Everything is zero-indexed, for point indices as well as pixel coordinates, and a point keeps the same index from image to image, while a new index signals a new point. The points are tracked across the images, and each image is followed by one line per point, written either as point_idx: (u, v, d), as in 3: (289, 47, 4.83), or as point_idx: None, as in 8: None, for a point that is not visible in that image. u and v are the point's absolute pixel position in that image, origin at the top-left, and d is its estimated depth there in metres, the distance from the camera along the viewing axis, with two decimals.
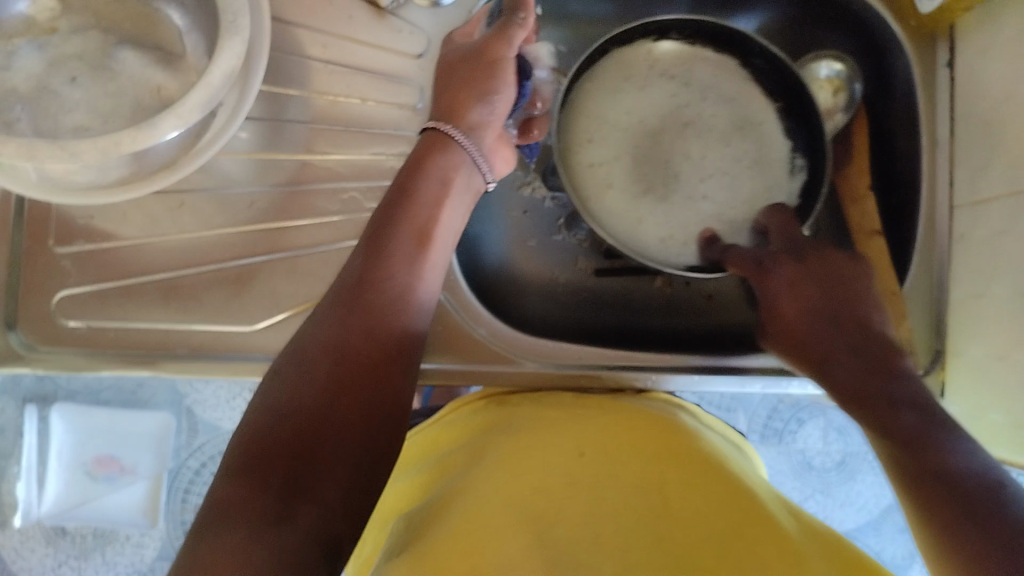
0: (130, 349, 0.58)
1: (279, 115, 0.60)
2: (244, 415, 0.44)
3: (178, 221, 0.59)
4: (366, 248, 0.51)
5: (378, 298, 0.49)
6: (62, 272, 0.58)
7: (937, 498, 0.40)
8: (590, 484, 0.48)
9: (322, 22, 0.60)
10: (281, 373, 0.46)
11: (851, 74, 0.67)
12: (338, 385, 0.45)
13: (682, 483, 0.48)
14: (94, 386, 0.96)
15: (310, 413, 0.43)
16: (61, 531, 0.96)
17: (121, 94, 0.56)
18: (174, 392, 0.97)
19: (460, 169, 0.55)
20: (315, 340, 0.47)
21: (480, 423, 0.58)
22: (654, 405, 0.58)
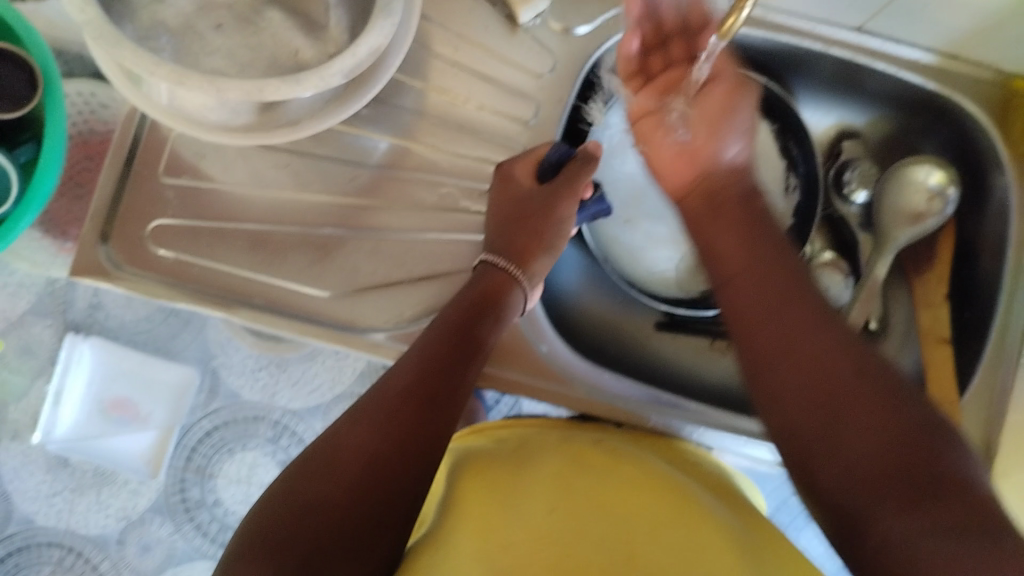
0: (209, 289, 0.60)
1: (397, 101, 0.63)
2: (252, 518, 0.45)
3: (280, 179, 0.62)
4: (404, 364, 0.52)
5: (402, 416, 0.49)
6: (163, 202, 0.61)
7: (889, 413, 0.41)
8: (556, 539, 0.47)
9: (456, 25, 0.63)
10: (305, 473, 0.46)
11: (950, 183, 0.66)
12: (361, 481, 0.46)
13: (650, 539, 0.48)
14: (129, 325, 0.89)
15: (331, 509, 0.44)
16: (63, 462, 0.88)
17: (259, 49, 0.59)
18: (205, 349, 0.89)
19: (507, 303, 0.57)
20: (347, 445, 0.47)
21: (457, 471, 0.57)
22: (649, 455, 0.58)
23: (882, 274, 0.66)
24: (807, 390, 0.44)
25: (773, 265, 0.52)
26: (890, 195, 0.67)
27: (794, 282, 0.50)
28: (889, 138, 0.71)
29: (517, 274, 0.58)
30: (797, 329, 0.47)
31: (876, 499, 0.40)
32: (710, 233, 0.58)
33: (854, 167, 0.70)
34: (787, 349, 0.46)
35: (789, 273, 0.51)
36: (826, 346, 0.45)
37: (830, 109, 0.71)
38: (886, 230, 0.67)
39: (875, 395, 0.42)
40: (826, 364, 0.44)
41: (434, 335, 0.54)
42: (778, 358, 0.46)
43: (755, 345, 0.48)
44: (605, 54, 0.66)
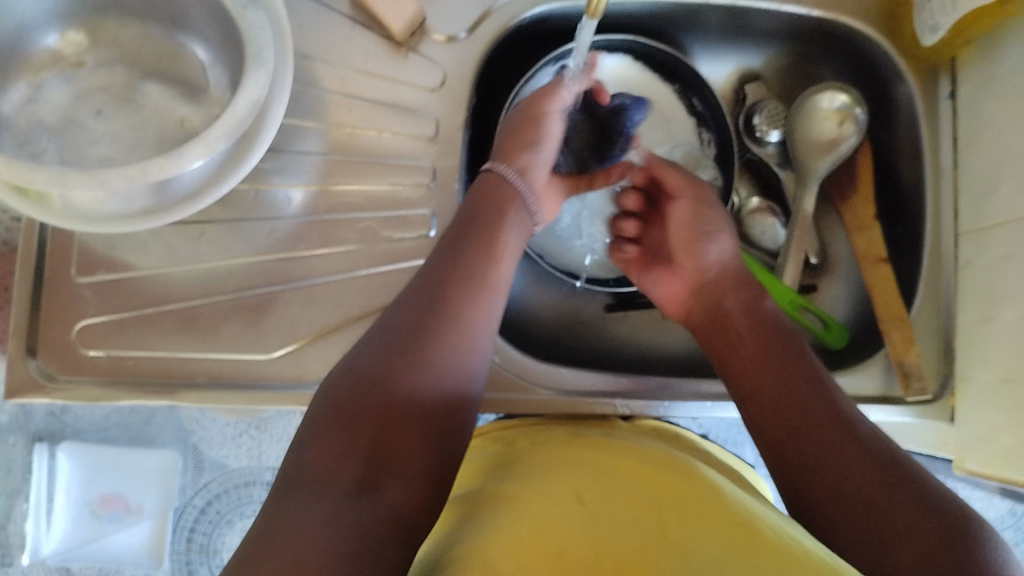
0: (150, 378, 0.59)
1: (296, 147, 0.62)
2: (320, 397, 0.46)
3: (198, 251, 0.60)
4: (437, 255, 0.54)
5: (447, 302, 0.51)
6: (83, 301, 0.59)
7: (913, 508, 0.42)
8: (597, 525, 0.45)
9: (339, 57, 0.62)
10: (362, 353, 0.48)
11: (856, 104, 0.66)
12: (421, 362, 0.48)
13: (680, 508, 0.47)
14: (100, 423, 0.88)
15: (393, 387, 0.46)
16: (65, 571, 0.89)
17: (145, 127, 0.57)
18: (181, 429, 0.89)
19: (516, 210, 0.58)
20: (399, 326, 0.49)
21: (498, 465, 0.56)
22: (645, 444, 0.57)
23: (810, 208, 0.67)
24: (829, 493, 0.45)
25: (789, 364, 0.53)
26: (800, 127, 0.68)
27: (809, 375, 0.52)
28: (789, 70, 0.71)
29: (521, 188, 0.60)
30: (815, 424, 0.48)
31: (894, 562, 0.41)
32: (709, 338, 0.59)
33: (761, 109, 0.70)
34: (798, 442, 0.48)
35: (803, 368, 0.53)
36: (849, 453, 0.46)
37: (726, 58, 0.71)
38: (804, 163, 0.68)
39: (893, 480, 0.44)
40: (845, 456, 0.46)
41: (454, 229, 0.55)
42: (800, 451, 0.48)
43: (777, 433, 0.50)
44: (493, 51, 0.66)
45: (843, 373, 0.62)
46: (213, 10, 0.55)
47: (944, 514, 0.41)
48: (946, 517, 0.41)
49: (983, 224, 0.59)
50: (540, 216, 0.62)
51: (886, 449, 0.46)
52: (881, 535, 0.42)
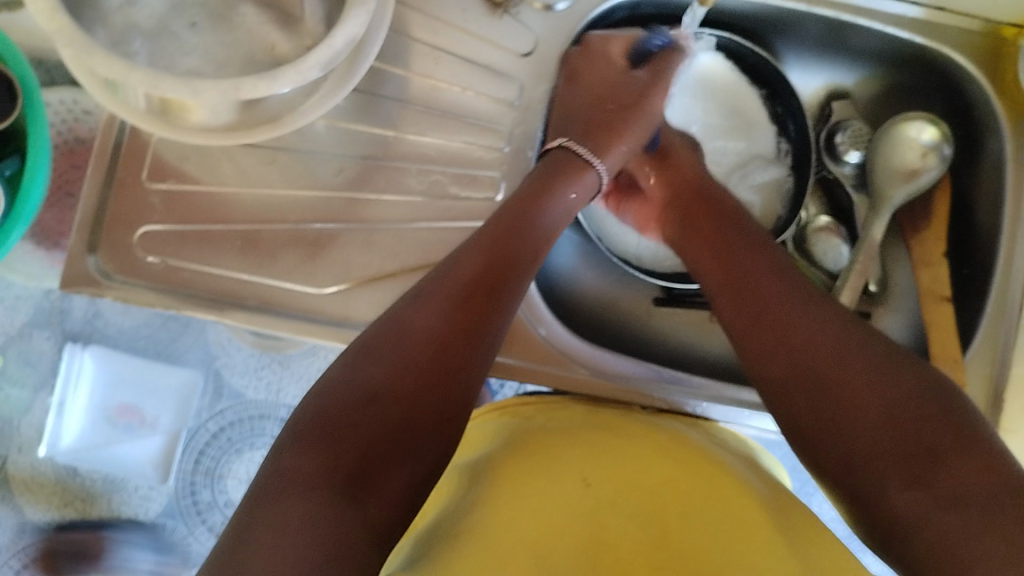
0: (201, 293, 0.59)
1: (379, 90, 0.62)
2: (308, 403, 0.46)
3: (266, 177, 0.61)
4: (461, 254, 0.53)
5: (459, 309, 0.50)
6: (149, 207, 0.60)
7: (887, 382, 0.45)
8: (599, 513, 0.48)
9: (436, 9, 0.62)
10: (360, 355, 0.47)
11: (944, 139, 0.66)
12: (423, 373, 0.47)
13: (682, 499, 0.50)
14: (130, 332, 0.89)
15: (391, 398, 0.45)
16: (73, 472, 0.89)
17: (235, 46, 0.58)
18: (207, 351, 0.90)
19: (563, 200, 0.58)
20: (407, 331, 0.48)
21: (505, 433, 0.58)
22: (657, 424, 0.58)
23: (879, 236, 0.65)
24: (805, 383, 0.47)
25: (777, 282, 0.52)
26: (884, 154, 0.67)
27: (790, 297, 0.51)
28: (879, 95, 0.70)
29: (591, 162, 0.60)
30: (796, 334, 0.49)
31: (887, 480, 0.43)
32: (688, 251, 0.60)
33: (845, 128, 0.69)
34: (780, 364, 0.49)
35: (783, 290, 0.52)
36: (829, 334, 0.48)
37: (817, 71, 0.71)
38: (881, 188, 0.66)
39: (884, 395, 0.44)
40: (840, 370, 0.46)
41: (486, 231, 0.54)
42: (782, 373, 0.49)
43: (761, 357, 0.50)
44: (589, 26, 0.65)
45: None
46: None
47: (940, 420, 0.43)
48: (936, 422, 0.43)
49: None
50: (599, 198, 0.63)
51: (879, 354, 0.46)
52: (880, 450, 0.43)
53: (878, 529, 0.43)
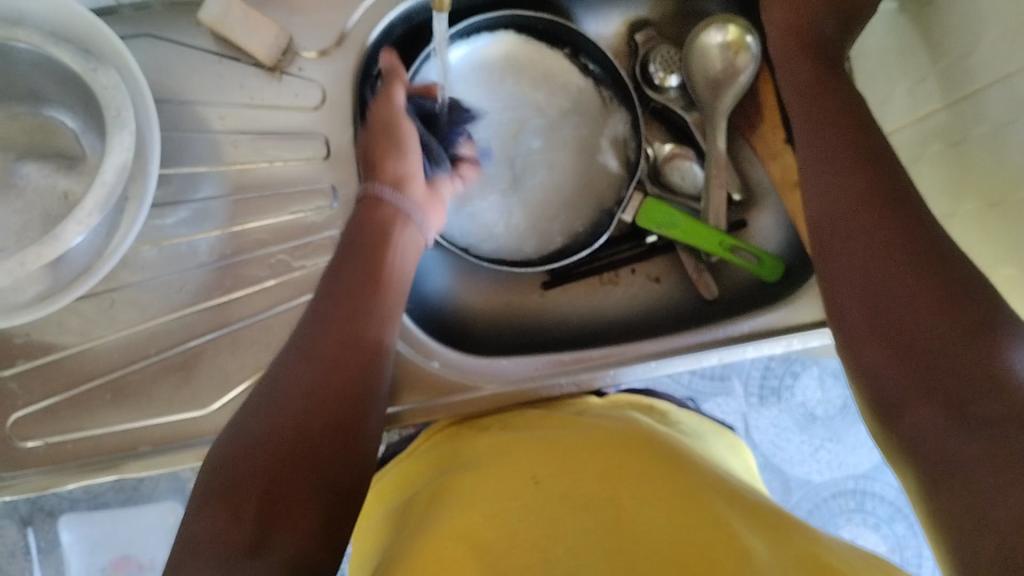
0: (93, 458, 0.58)
1: (191, 194, 0.60)
2: (208, 467, 0.45)
3: (113, 320, 0.59)
4: (319, 300, 0.53)
5: (322, 343, 0.50)
6: (8, 394, 0.58)
7: (929, 313, 0.42)
8: (550, 509, 0.46)
9: (215, 94, 0.60)
10: (245, 416, 0.47)
11: (745, 32, 0.66)
12: (307, 409, 0.47)
13: (628, 470, 0.49)
14: (93, 491, 0.85)
15: (281, 439, 0.45)
16: None
17: (29, 210, 0.56)
18: (176, 479, 0.89)
19: (401, 231, 0.58)
20: (281, 383, 0.48)
21: (456, 455, 0.57)
22: (614, 416, 0.58)
23: (723, 144, 0.66)
24: (858, 285, 0.46)
25: (840, 144, 0.51)
26: (697, 68, 0.67)
27: (888, 190, 0.47)
28: (675, 14, 0.70)
29: (402, 209, 0.59)
30: (866, 201, 0.47)
31: (919, 406, 0.41)
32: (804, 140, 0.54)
33: (654, 58, 0.69)
34: (848, 261, 0.47)
35: (885, 177, 0.48)
36: (885, 242, 0.45)
37: (609, 15, 0.70)
38: (708, 102, 0.67)
39: (926, 310, 0.42)
40: (897, 287, 0.44)
41: (331, 275, 0.54)
42: (860, 272, 0.46)
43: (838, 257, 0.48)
44: (371, 54, 0.63)
45: (779, 305, 0.62)
46: (69, 79, 0.53)
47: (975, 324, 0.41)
48: (969, 345, 0.40)
49: (890, 128, 0.59)
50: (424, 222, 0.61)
51: (942, 263, 0.43)
52: (912, 366, 0.42)
53: (907, 445, 0.42)
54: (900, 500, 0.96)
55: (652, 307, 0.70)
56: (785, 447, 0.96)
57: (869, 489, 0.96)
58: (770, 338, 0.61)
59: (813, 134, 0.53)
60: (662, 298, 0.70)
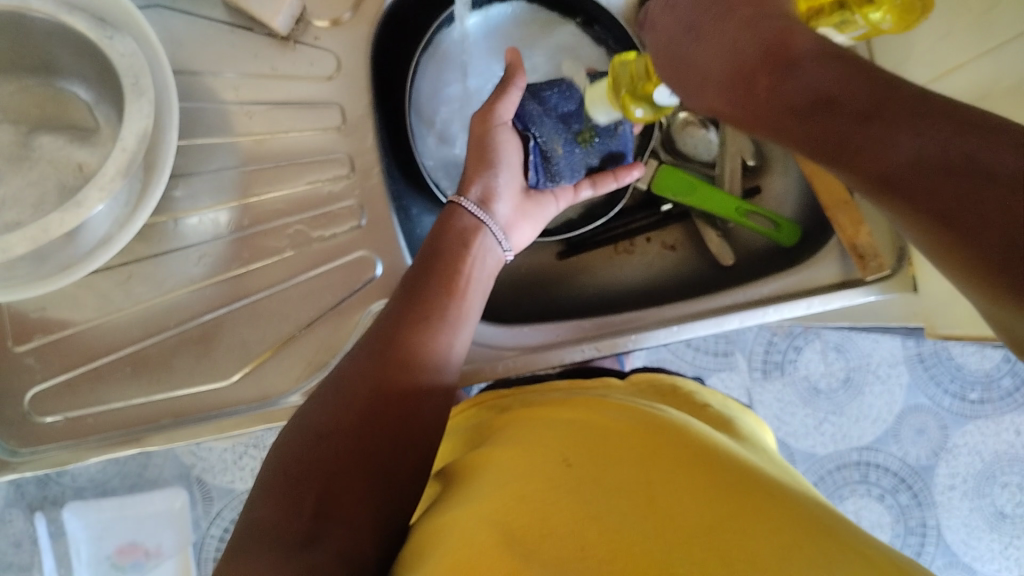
0: (115, 432, 0.58)
1: (207, 165, 0.59)
2: (279, 444, 0.46)
3: (130, 294, 0.58)
4: (401, 294, 0.53)
5: (398, 338, 0.50)
6: (28, 369, 0.57)
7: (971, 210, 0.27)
8: (581, 492, 0.43)
9: (229, 64, 0.60)
10: (315, 401, 0.48)
11: None
12: (372, 405, 0.47)
13: (667, 454, 0.46)
14: (99, 477, 0.86)
15: (344, 433, 0.45)
16: None
17: (44, 182, 0.54)
18: (180, 464, 0.88)
19: (480, 236, 0.57)
20: (350, 374, 0.48)
21: (493, 432, 0.55)
22: (639, 403, 0.56)
23: None
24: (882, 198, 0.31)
25: (752, 44, 0.38)
26: None
27: (833, 89, 0.33)
28: None
29: (485, 218, 0.58)
30: (839, 136, 0.33)
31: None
32: (722, 61, 0.40)
33: None
34: (864, 170, 0.31)
35: (846, 65, 0.34)
36: (878, 122, 0.31)
37: None
38: None
39: (988, 186, 0.27)
40: (923, 185, 0.29)
41: (417, 270, 0.54)
42: (894, 163, 0.30)
43: (840, 161, 0.33)
44: (388, 20, 0.63)
45: (800, 267, 0.62)
46: (83, 49, 0.53)
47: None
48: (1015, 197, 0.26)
49: None
50: (507, 247, 0.60)
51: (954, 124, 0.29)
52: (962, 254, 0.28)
53: None
54: (903, 471, 0.95)
55: (670, 276, 0.70)
56: (789, 421, 0.96)
57: (873, 461, 0.95)
58: (789, 300, 0.60)
59: (734, 64, 0.39)
60: (679, 267, 0.70)
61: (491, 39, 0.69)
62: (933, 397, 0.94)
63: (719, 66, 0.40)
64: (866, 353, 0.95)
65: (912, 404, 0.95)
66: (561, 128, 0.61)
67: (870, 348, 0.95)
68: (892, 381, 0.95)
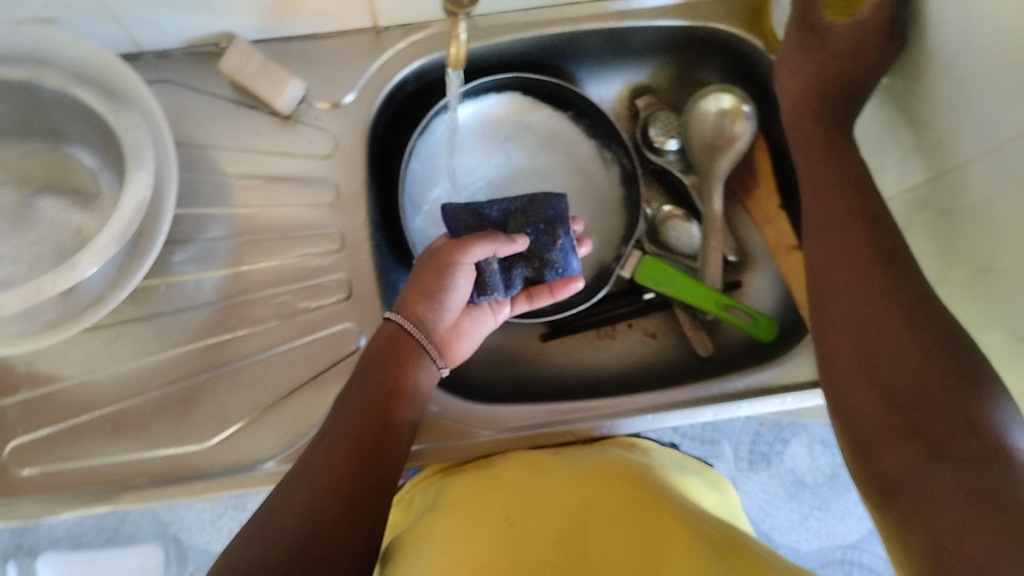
0: (89, 488, 0.58)
1: (203, 234, 0.62)
2: (217, 567, 0.46)
3: (118, 353, 0.60)
4: (336, 412, 0.54)
5: (336, 456, 0.51)
6: (9, 422, 0.59)
7: (945, 391, 0.40)
8: (520, 549, 0.48)
9: (231, 139, 0.62)
10: (255, 522, 0.48)
11: (743, 101, 0.68)
12: (310, 524, 0.48)
13: (601, 527, 0.50)
14: (75, 529, 0.86)
15: (284, 551, 0.46)
16: None
17: (43, 241, 0.57)
18: (157, 521, 0.88)
19: (417, 358, 0.57)
20: (290, 491, 0.49)
21: (438, 495, 0.58)
22: (609, 452, 0.60)
23: (719, 207, 0.68)
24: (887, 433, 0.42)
25: (840, 163, 0.53)
26: (695, 134, 0.69)
27: (870, 219, 0.49)
28: (673, 81, 0.73)
29: (421, 337, 0.58)
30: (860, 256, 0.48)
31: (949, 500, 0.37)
32: (813, 252, 0.51)
33: (654, 121, 0.72)
34: (841, 304, 0.47)
35: (880, 279, 0.46)
36: (908, 332, 0.43)
37: (613, 78, 0.73)
38: (706, 166, 0.69)
39: (942, 354, 0.42)
40: (897, 355, 0.43)
41: (355, 380, 0.56)
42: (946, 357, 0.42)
43: (828, 327, 0.48)
44: (384, 105, 0.65)
45: (774, 363, 0.63)
46: (91, 119, 0.55)
47: (975, 429, 0.38)
48: (983, 455, 0.37)
49: None
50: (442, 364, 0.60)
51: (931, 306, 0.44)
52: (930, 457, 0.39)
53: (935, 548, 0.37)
54: (889, 572, 0.95)
55: (648, 362, 0.71)
56: (774, 514, 0.96)
57: (857, 560, 0.95)
58: (764, 397, 0.62)
59: (829, 165, 0.53)
60: (657, 354, 0.72)
61: (486, 127, 0.71)
62: None
63: (824, 181, 0.53)
64: None
65: None
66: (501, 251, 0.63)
67: None
68: None
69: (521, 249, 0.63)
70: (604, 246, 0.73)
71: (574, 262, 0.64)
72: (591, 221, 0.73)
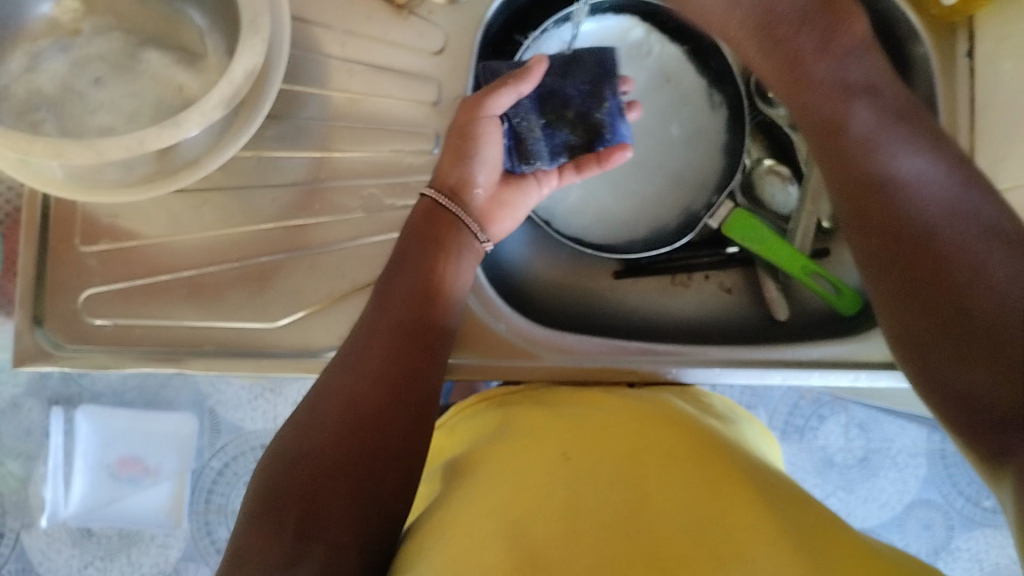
0: (156, 348, 0.59)
1: (299, 113, 0.61)
2: (256, 478, 0.48)
3: (201, 219, 0.60)
4: (374, 305, 0.55)
5: (376, 355, 0.52)
6: (88, 270, 0.59)
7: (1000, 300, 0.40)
8: (572, 487, 0.47)
9: (341, 20, 0.61)
10: (298, 423, 0.49)
11: None
12: (346, 427, 0.48)
13: (659, 466, 0.49)
14: (117, 387, 0.88)
15: (320, 453, 0.47)
16: (87, 533, 0.88)
17: (143, 93, 0.56)
18: (196, 392, 0.89)
19: (456, 233, 0.59)
20: (330, 388, 0.50)
21: (490, 426, 0.57)
22: (647, 397, 0.58)
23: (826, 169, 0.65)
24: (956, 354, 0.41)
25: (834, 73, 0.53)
26: None
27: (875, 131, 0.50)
28: None
29: (456, 212, 0.59)
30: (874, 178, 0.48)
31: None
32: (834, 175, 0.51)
33: None
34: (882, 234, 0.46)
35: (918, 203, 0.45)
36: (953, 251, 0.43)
37: None
38: None
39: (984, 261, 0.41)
40: (945, 274, 0.42)
41: (393, 267, 0.56)
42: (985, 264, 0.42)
43: (879, 267, 0.46)
44: (500, 8, 0.64)
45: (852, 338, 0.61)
46: None
47: None
48: None
49: (1001, 184, 0.59)
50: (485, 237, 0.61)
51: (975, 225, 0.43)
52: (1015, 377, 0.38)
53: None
54: None
55: (719, 316, 0.70)
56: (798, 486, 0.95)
57: None
58: (837, 369, 0.60)
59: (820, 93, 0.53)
60: (729, 310, 0.70)
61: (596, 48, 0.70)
62: (946, 495, 0.93)
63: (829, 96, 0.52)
64: (889, 438, 0.94)
65: (922, 498, 0.94)
66: (543, 108, 0.62)
67: (894, 434, 0.94)
68: (908, 470, 0.94)
69: (565, 112, 0.62)
70: (696, 192, 0.71)
71: (623, 125, 0.62)
72: (687, 164, 0.71)
